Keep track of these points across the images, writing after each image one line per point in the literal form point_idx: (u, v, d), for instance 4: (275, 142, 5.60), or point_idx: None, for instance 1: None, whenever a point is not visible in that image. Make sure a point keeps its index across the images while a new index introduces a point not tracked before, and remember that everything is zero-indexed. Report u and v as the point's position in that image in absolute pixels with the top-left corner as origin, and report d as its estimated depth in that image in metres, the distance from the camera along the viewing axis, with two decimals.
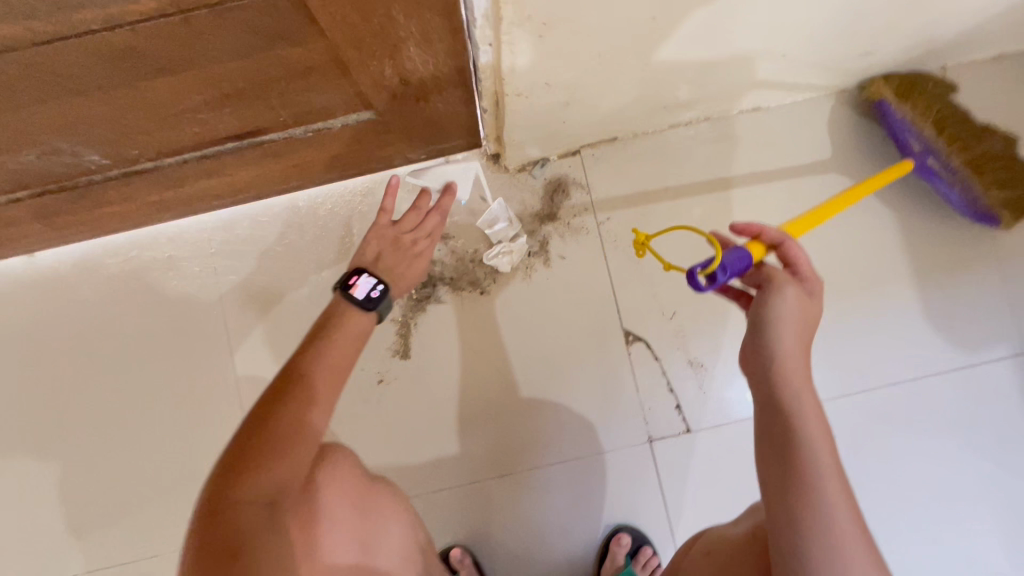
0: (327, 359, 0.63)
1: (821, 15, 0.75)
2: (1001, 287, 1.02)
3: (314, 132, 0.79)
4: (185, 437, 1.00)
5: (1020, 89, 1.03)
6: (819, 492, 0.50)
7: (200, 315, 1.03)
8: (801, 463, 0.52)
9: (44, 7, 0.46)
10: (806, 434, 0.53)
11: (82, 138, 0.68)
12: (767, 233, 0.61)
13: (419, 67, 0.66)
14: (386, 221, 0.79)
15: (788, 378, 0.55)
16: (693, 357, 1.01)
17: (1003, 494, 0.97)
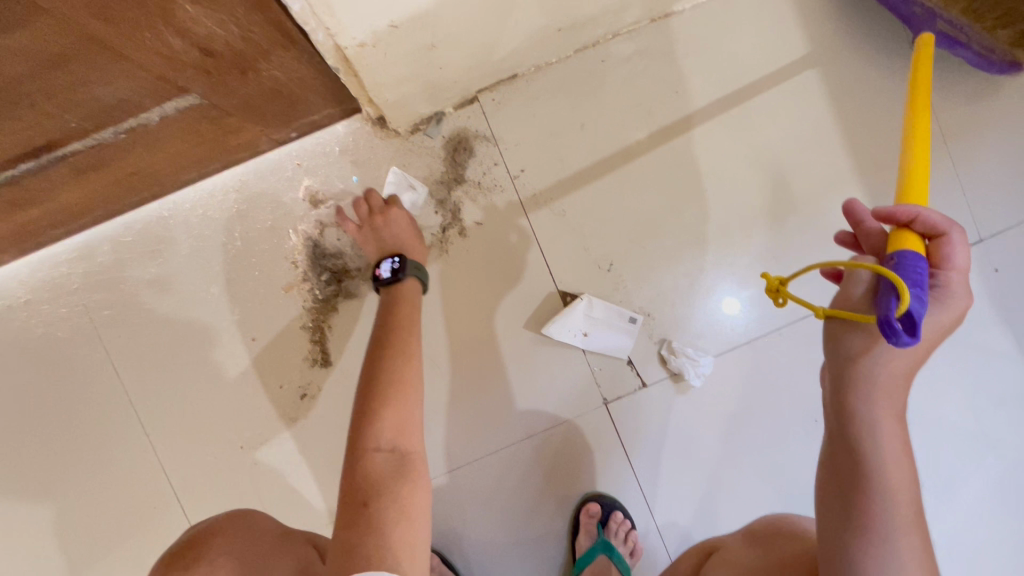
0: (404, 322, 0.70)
1: None
2: (952, 174, 0.95)
3: (129, 132, 0.63)
4: (94, 499, 0.89)
5: None
6: (893, 562, 0.44)
7: (78, 360, 0.89)
8: (877, 530, 0.45)
9: None
10: (886, 492, 0.45)
11: None
12: (922, 220, 0.47)
13: (215, 29, 0.51)
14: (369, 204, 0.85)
15: (874, 424, 0.46)
16: (627, 317, 0.91)
17: (969, 388, 0.95)
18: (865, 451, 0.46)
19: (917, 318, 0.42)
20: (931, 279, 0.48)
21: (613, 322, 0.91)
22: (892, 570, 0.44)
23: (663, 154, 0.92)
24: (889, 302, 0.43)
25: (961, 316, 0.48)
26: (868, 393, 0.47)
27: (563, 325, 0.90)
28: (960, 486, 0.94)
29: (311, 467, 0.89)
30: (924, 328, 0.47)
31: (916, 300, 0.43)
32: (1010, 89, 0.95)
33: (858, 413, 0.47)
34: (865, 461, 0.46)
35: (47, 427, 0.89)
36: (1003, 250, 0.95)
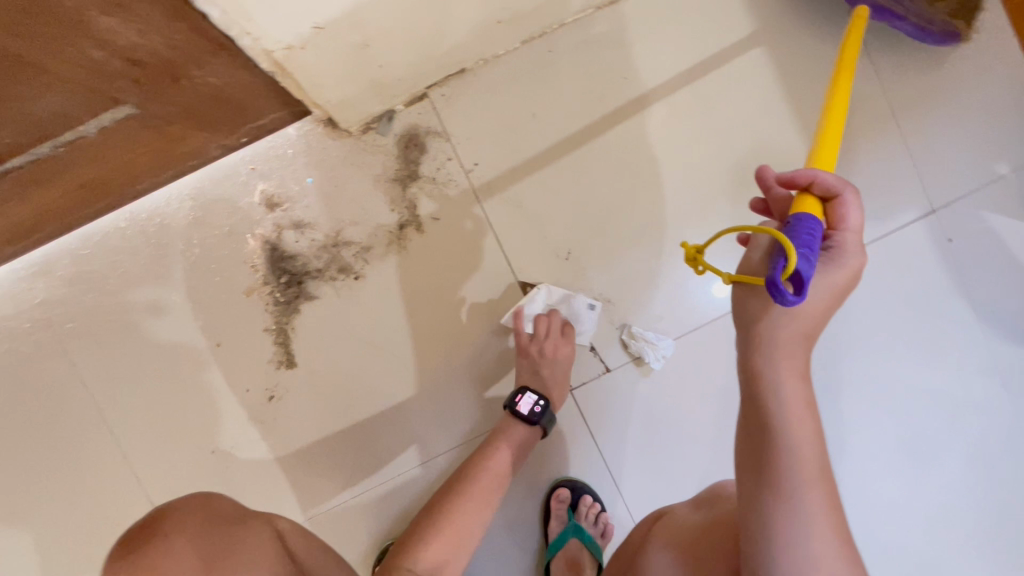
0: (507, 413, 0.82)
1: None
2: (903, 146, 0.96)
3: (67, 145, 0.63)
4: (67, 509, 0.90)
5: None
6: (799, 519, 0.46)
7: (45, 373, 0.90)
8: (782, 486, 0.47)
9: None
10: (790, 450, 0.47)
11: None
12: (820, 182, 0.50)
13: (135, 39, 0.51)
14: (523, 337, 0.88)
15: (778, 385, 0.49)
16: (585, 305, 0.92)
17: (934, 358, 0.96)
18: (769, 410, 0.48)
19: (805, 278, 0.44)
20: (829, 241, 0.52)
21: (571, 310, 0.92)
22: (798, 526, 0.46)
23: (615, 140, 0.93)
24: (779, 263, 0.44)
25: (858, 273, 0.51)
26: (767, 352, 0.49)
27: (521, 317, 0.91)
28: (925, 454, 0.95)
29: (282, 468, 0.90)
30: (829, 297, 0.49)
31: (804, 260, 0.45)
32: (953, 60, 0.96)
33: (762, 374, 0.49)
34: (772, 422, 0.48)
35: (17, 442, 0.90)
36: (956, 220, 0.96)
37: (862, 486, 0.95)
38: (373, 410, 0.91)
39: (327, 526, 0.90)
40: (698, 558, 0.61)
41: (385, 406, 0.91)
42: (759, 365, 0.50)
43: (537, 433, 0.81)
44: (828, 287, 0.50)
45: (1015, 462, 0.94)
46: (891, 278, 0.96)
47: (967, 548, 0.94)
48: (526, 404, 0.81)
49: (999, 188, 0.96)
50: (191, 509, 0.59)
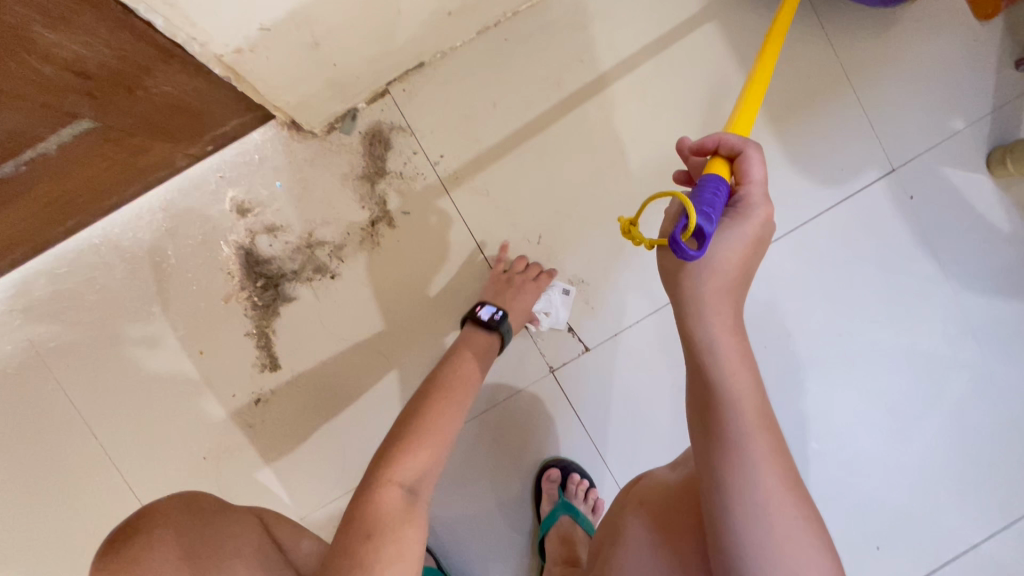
0: (475, 341, 0.79)
1: None
2: (858, 108, 0.98)
3: (28, 163, 0.64)
4: (63, 526, 0.91)
5: None
6: (746, 463, 0.47)
7: (31, 393, 0.91)
8: (729, 437, 0.48)
9: None
10: (730, 400, 0.49)
11: None
12: (725, 144, 0.53)
13: (84, 52, 0.53)
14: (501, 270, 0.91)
15: (710, 337, 0.51)
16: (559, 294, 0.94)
17: (904, 314, 0.98)
18: (712, 367, 0.50)
19: (706, 234, 0.45)
20: (737, 198, 0.54)
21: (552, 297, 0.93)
22: (747, 470, 0.47)
23: (577, 123, 0.94)
24: (681, 224, 0.45)
25: (768, 225, 0.54)
26: (704, 313, 0.52)
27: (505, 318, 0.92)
28: (901, 409, 0.98)
29: (273, 469, 0.92)
30: (740, 249, 0.52)
31: (704, 217, 0.46)
32: (901, 22, 0.99)
33: (716, 334, 0.51)
34: (711, 375, 0.50)
35: (8, 465, 0.91)
36: (915, 178, 0.98)
37: (842, 444, 0.98)
38: (358, 405, 0.92)
39: (323, 523, 0.92)
40: (669, 513, 0.63)
41: (370, 400, 0.92)
42: (703, 332, 0.51)
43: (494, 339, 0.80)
44: (739, 238, 0.52)
45: (988, 410, 0.97)
46: (855, 238, 0.98)
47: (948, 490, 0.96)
48: (487, 313, 0.82)
49: (955, 143, 0.99)
50: (175, 506, 0.61)
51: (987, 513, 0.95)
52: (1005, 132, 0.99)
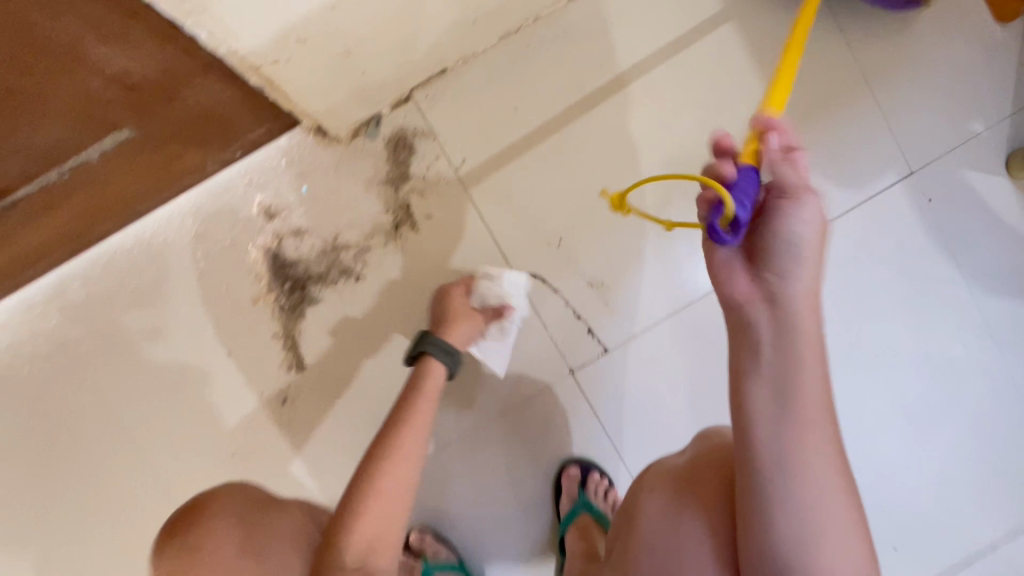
0: (429, 372, 0.75)
1: None
2: (877, 110, 0.99)
3: (72, 171, 0.66)
4: (94, 521, 0.93)
5: None
6: (814, 445, 0.46)
7: (64, 391, 0.93)
8: (803, 418, 0.46)
9: None
10: (804, 380, 0.47)
11: None
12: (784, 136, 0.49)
13: (129, 66, 0.55)
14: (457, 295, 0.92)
15: (792, 309, 0.48)
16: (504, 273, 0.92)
17: (927, 317, 0.99)
18: (788, 339, 0.48)
19: (742, 222, 0.46)
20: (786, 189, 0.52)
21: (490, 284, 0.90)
22: (811, 454, 0.45)
23: (597, 127, 0.95)
24: (715, 211, 0.46)
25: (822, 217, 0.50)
26: (785, 281, 0.49)
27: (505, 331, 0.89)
28: (925, 412, 0.98)
29: (298, 466, 0.94)
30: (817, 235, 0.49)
31: (741, 204, 0.46)
32: (918, 25, 0.99)
33: (782, 305, 0.48)
34: (789, 349, 0.47)
35: (41, 462, 0.93)
36: (935, 180, 0.99)
37: (864, 446, 0.99)
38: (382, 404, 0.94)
39: None
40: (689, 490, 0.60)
41: (393, 401, 0.93)
42: (787, 295, 0.48)
43: (426, 363, 0.76)
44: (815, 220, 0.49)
45: (1014, 411, 0.97)
46: (875, 239, 0.99)
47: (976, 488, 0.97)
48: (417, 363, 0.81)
49: (974, 146, 0.99)
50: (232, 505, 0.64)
51: (1012, 513, 0.96)
52: None
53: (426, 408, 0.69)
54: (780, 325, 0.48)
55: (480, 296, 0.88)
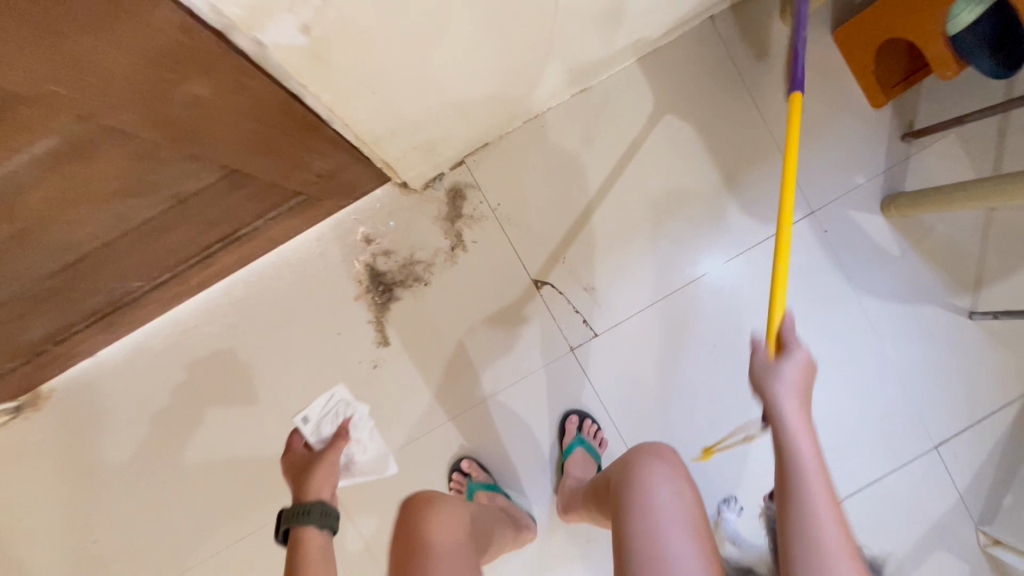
0: (310, 487, 0.89)
1: (578, 50, 1.11)
2: (788, 168, 1.40)
3: (271, 219, 1.12)
4: (250, 444, 1.39)
5: (760, 28, 1.39)
6: (812, 489, 0.63)
7: (229, 358, 1.39)
8: (800, 470, 0.65)
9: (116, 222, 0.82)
10: (798, 445, 0.66)
11: (136, 277, 1.04)
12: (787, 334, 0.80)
13: (330, 164, 0.98)
14: (296, 453, 1.01)
15: (786, 406, 0.70)
16: (309, 415, 1.39)
17: (824, 318, 1.43)
18: (782, 416, 0.70)
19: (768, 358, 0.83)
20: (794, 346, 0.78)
21: (315, 426, 1.38)
22: (813, 499, 0.63)
23: (591, 181, 1.39)
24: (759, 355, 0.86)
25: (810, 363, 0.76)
26: (785, 390, 0.72)
27: (363, 421, 1.39)
28: (819, 383, 1.44)
29: (385, 409, 1.39)
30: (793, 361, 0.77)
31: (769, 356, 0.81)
32: (818, 107, 1.40)
33: (777, 402, 0.71)
34: (786, 429, 0.68)
35: (215, 405, 1.39)
36: (829, 217, 1.41)
37: None
38: (442, 368, 1.39)
39: (419, 445, 1.39)
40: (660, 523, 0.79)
41: (450, 366, 1.39)
42: (775, 390, 0.72)
43: (303, 529, 0.81)
44: (797, 365, 0.75)
45: (877, 382, 1.45)
46: (796, 272, 1.42)
47: (852, 449, 1.45)
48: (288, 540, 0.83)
49: (856, 192, 1.41)
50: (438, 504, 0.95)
51: (869, 449, 1.45)
52: (891, 185, 1.41)
53: (316, 538, 0.80)
54: (773, 411, 0.71)
55: (324, 436, 1.08)
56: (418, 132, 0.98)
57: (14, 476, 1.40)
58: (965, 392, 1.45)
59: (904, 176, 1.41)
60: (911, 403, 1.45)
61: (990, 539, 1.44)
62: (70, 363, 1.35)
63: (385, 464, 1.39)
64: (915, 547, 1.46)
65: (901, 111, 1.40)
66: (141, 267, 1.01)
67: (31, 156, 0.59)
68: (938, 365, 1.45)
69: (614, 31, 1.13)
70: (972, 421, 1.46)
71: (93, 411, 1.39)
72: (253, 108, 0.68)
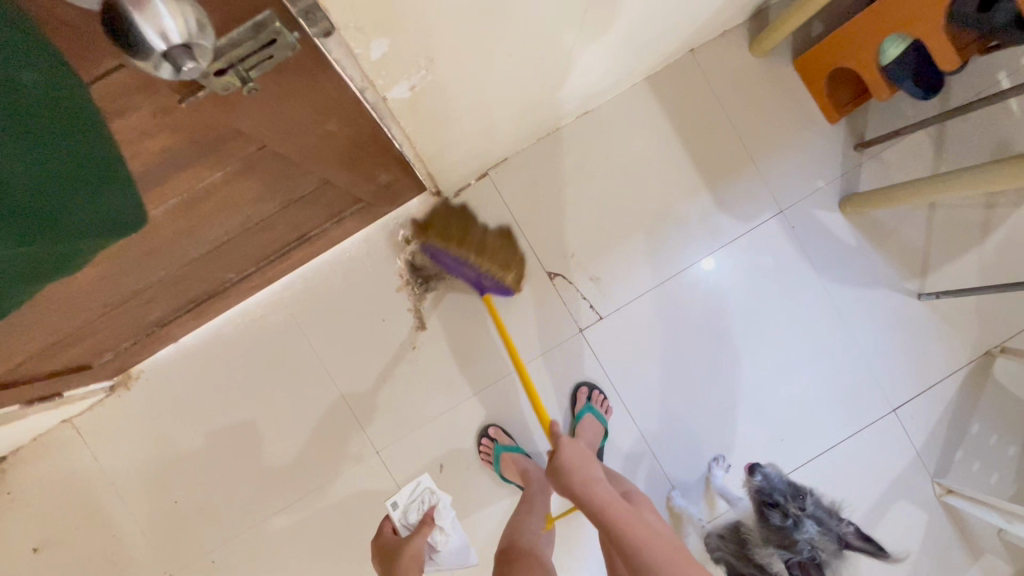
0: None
1: (588, 85, 1.37)
2: (760, 175, 1.66)
3: (337, 222, 1.36)
4: (308, 416, 1.64)
5: (736, 58, 1.65)
6: None
7: (291, 344, 1.63)
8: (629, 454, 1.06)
9: (238, 229, 1.07)
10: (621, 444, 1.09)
11: (232, 270, 1.28)
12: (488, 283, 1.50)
13: (390, 177, 1.24)
14: (389, 529, 1.53)
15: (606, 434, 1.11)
16: (399, 500, 1.60)
17: (793, 300, 1.67)
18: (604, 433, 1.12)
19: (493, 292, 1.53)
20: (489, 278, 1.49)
21: (403, 511, 1.59)
22: None
23: (596, 187, 1.64)
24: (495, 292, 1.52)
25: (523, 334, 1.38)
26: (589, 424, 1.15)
27: (444, 509, 1.58)
28: (792, 356, 1.68)
29: (423, 383, 1.64)
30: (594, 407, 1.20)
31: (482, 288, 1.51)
32: (785, 124, 1.66)
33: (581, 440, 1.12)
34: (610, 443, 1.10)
35: (278, 382, 1.64)
36: (795, 216, 1.67)
37: (760, 378, 1.68)
38: (471, 348, 1.64)
39: (453, 415, 1.64)
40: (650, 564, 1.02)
41: (478, 346, 1.64)
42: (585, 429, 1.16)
43: None
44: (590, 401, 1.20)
45: (841, 354, 1.69)
46: (767, 263, 1.67)
47: (823, 415, 1.69)
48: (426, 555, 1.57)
49: (818, 195, 1.67)
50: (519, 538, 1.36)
51: (836, 412, 1.69)
52: (846, 187, 1.67)
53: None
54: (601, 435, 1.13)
55: (407, 516, 1.58)
56: (461, 151, 1.25)
57: (106, 449, 1.63)
58: (917, 363, 1.70)
59: (858, 179, 1.68)
60: (871, 374, 1.69)
61: (944, 488, 1.69)
62: (154, 350, 1.59)
63: (467, 555, 1.59)
64: (879, 498, 1.70)
65: (853, 125, 1.67)
66: (238, 262, 1.25)
67: (210, 182, 0.81)
68: (891, 340, 1.70)
69: (615, 68, 1.39)
70: (924, 388, 1.70)
71: (175, 390, 1.63)
72: (362, 141, 0.95)
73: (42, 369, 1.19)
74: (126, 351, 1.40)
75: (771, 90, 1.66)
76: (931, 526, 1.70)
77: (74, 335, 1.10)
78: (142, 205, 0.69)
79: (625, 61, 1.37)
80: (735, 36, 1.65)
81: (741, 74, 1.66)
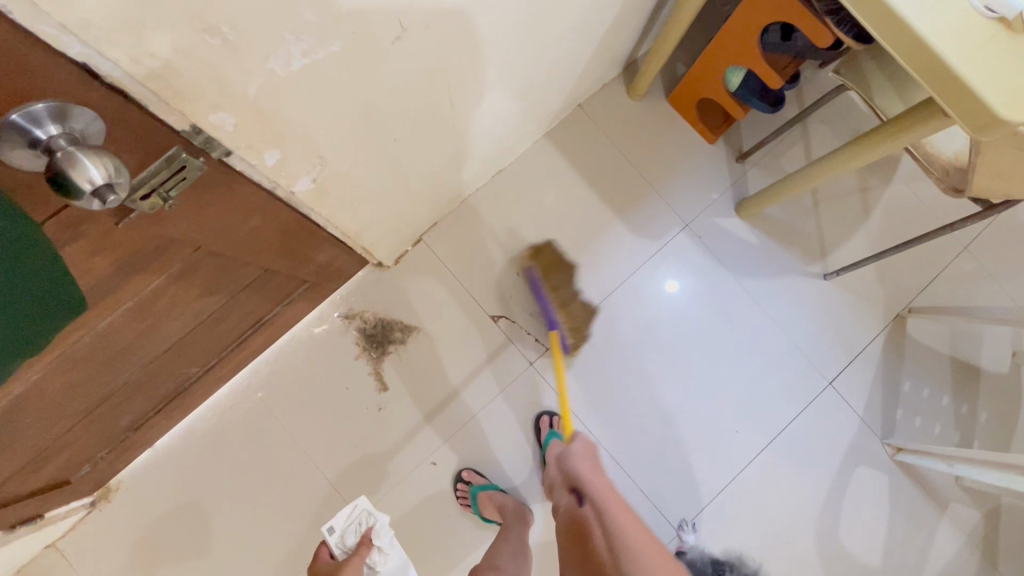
0: None
1: (489, 149, 1.59)
2: (661, 198, 1.88)
3: (287, 304, 1.50)
4: (288, 494, 1.70)
5: (619, 105, 1.91)
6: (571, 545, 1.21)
7: (263, 427, 1.72)
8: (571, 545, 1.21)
9: (192, 325, 1.20)
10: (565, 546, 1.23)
11: (193, 364, 1.39)
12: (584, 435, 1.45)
13: (327, 256, 1.40)
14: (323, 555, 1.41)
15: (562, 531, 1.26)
16: (335, 524, 1.44)
17: (715, 301, 1.85)
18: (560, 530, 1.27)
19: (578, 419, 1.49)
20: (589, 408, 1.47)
21: (340, 535, 1.42)
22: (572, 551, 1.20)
23: (520, 233, 1.83)
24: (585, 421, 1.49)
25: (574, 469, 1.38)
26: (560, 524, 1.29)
27: (384, 528, 1.40)
28: (726, 351, 1.83)
29: (394, 442, 1.72)
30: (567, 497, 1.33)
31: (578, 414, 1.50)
32: (672, 151, 1.91)
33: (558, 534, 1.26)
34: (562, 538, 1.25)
35: (255, 466, 1.70)
36: (699, 227, 1.88)
37: (701, 377, 1.82)
38: (433, 399, 1.75)
39: (426, 466, 1.71)
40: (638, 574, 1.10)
41: (439, 397, 1.75)
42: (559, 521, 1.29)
43: None
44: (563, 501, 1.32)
45: (769, 342, 1.85)
46: (686, 273, 1.86)
47: (769, 401, 1.82)
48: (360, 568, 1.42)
49: (714, 205, 1.89)
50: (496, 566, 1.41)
51: (778, 396, 1.82)
52: (737, 195, 1.90)
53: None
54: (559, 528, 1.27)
55: (342, 544, 1.41)
56: (385, 223, 1.43)
57: (90, 567, 1.64)
58: (840, 337, 1.87)
59: (746, 186, 1.91)
60: (802, 355, 1.85)
61: (895, 448, 1.80)
62: (131, 457, 1.65)
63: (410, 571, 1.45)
64: (839, 469, 1.80)
65: (730, 142, 1.92)
66: (198, 355, 1.37)
67: (156, 286, 0.96)
68: (813, 321, 1.87)
69: (511, 131, 1.61)
70: (852, 359, 1.86)
71: (155, 495, 1.68)
72: (288, 231, 1.11)
73: (23, 491, 1.26)
74: (103, 461, 1.47)
75: (654, 126, 1.91)
76: (892, 486, 1.80)
77: (48, 449, 1.18)
78: (75, 288, 0.70)
79: (517, 124, 1.60)
80: (614, 87, 1.92)
81: (626, 117, 1.91)
